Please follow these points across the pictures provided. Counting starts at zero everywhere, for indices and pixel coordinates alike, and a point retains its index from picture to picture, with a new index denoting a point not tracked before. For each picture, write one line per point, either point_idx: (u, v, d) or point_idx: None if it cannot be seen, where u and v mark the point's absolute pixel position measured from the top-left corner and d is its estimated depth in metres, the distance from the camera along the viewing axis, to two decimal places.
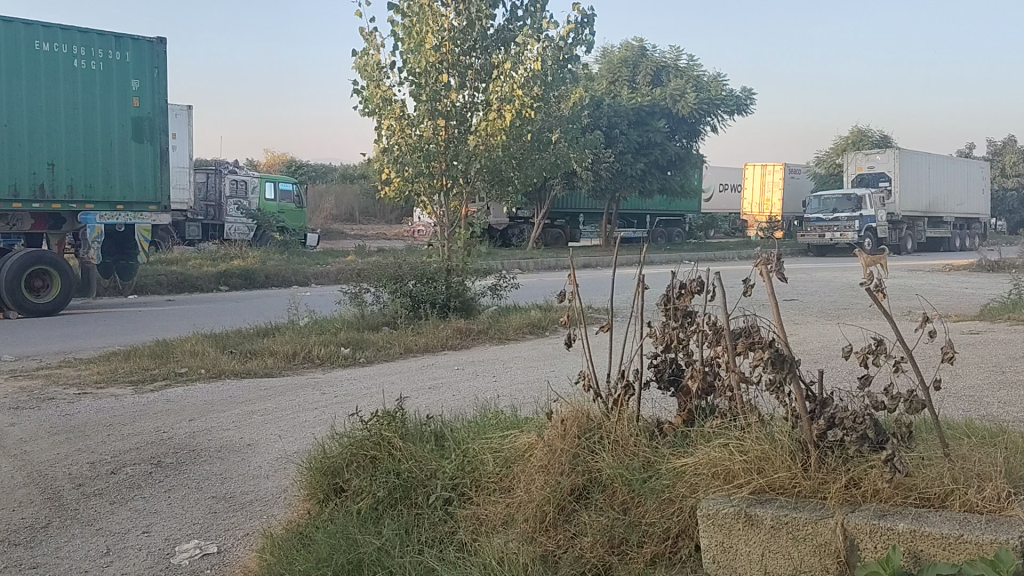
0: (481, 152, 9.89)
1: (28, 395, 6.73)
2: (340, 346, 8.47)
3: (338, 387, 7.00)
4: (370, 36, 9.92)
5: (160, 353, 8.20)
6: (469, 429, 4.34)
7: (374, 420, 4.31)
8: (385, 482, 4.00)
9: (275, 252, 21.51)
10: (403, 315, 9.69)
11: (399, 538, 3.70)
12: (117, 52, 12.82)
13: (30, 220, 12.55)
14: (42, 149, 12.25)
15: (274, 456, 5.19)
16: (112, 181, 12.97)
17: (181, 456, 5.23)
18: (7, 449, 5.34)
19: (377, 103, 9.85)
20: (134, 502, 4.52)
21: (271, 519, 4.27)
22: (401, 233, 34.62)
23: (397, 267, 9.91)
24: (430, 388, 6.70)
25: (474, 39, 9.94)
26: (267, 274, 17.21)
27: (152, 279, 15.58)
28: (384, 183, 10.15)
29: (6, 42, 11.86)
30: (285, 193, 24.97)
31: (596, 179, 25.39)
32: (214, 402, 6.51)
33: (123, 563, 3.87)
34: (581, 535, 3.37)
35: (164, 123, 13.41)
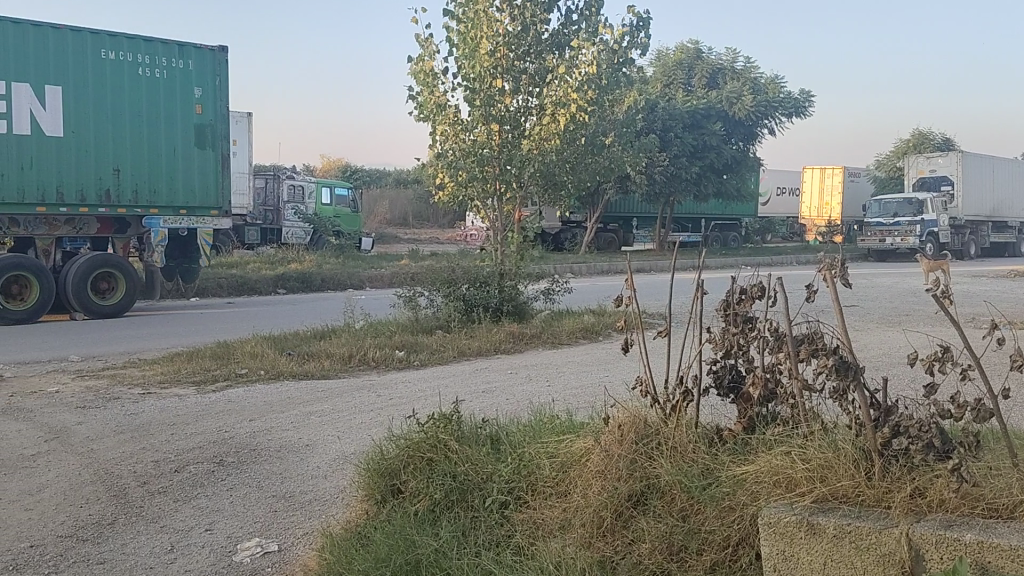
0: (535, 156, 9.92)
1: (94, 395, 6.92)
2: (395, 349, 8.54)
3: (392, 389, 7.07)
4: (425, 42, 10.01)
5: (221, 355, 8.37)
6: (524, 433, 4.35)
7: (431, 422, 4.36)
8: (442, 485, 4.02)
9: (331, 256, 21.81)
10: (456, 319, 9.74)
11: (456, 540, 3.72)
12: (181, 60, 13.15)
13: (96, 224, 12.87)
14: (110, 155, 12.58)
15: (332, 457, 5.27)
16: (175, 186, 13.29)
17: (242, 455, 5.33)
18: (76, 446, 5.50)
19: (431, 110, 9.97)
20: (197, 500, 4.62)
21: (329, 519, 4.33)
22: (454, 237, 34.85)
23: (451, 270, 9.97)
24: (485, 391, 6.74)
25: (528, 44, 9.95)
26: (323, 277, 17.46)
27: (213, 282, 15.92)
28: (438, 188, 10.23)
29: (74, 52, 12.21)
30: (341, 198, 25.28)
31: (650, 183, 25.29)
32: (273, 403, 6.62)
33: (186, 560, 3.95)
34: (638, 542, 3.34)
35: (225, 130, 13.76)
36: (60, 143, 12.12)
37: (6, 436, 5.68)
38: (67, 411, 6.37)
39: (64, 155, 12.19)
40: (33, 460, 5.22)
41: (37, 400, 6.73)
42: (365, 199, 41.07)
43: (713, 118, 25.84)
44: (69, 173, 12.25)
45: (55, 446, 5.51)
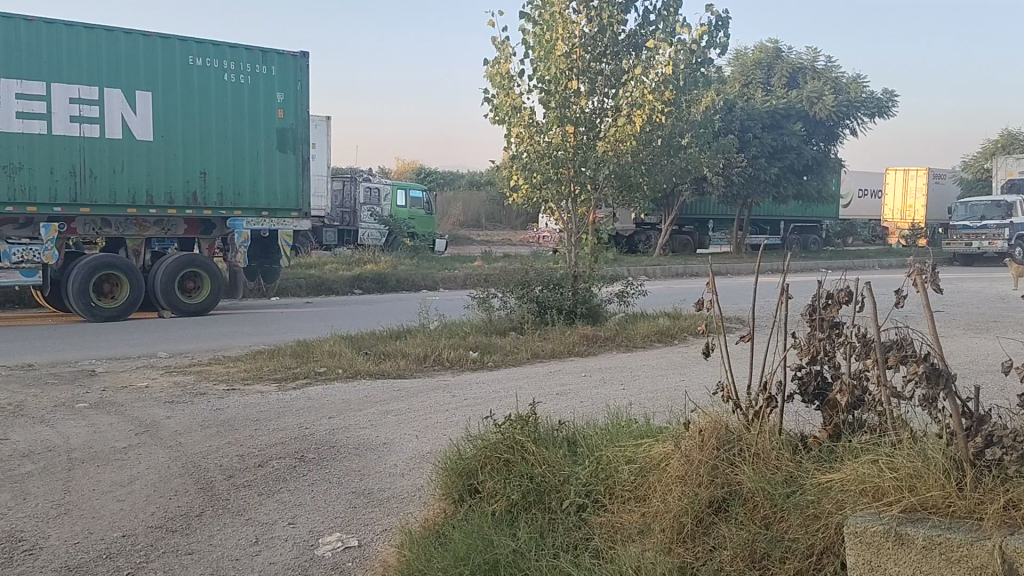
0: (610, 158, 9.90)
1: (182, 391, 7.15)
2: (469, 350, 8.61)
3: (467, 390, 7.13)
4: (501, 45, 10.07)
5: (302, 353, 8.54)
6: (602, 436, 4.34)
7: (508, 424, 4.38)
8: (519, 486, 4.04)
9: (407, 257, 22.09)
10: (530, 320, 9.78)
11: (534, 541, 3.72)
12: (264, 66, 13.50)
13: (183, 225, 13.33)
14: (196, 159, 12.98)
15: (410, 455, 5.34)
16: (258, 188, 13.66)
17: (322, 452, 5.45)
18: (165, 440, 5.69)
19: (507, 112, 10.00)
20: (279, 495, 4.73)
21: (408, 516, 4.40)
22: (526, 239, 34.92)
23: (525, 272, 10.02)
24: (560, 394, 6.74)
25: (605, 45, 9.89)
26: (399, 278, 17.72)
27: (291, 282, 16.30)
28: (513, 190, 10.28)
29: (164, 58, 12.62)
30: (415, 199, 25.52)
31: (728, 184, 24.87)
32: (351, 401, 6.75)
33: (270, 553, 4.05)
34: (719, 548, 3.30)
35: (306, 134, 14.08)
36: (150, 146, 12.54)
37: (99, 429, 5.91)
38: (156, 406, 6.59)
39: (154, 159, 12.60)
40: (124, 453, 5.41)
41: (127, 395, 6.97)
42: (439, 200, 41.36)
43: (793, 118, 25.34)
44: (158, 176, 12.66)
45: (145, 439, 5.70)
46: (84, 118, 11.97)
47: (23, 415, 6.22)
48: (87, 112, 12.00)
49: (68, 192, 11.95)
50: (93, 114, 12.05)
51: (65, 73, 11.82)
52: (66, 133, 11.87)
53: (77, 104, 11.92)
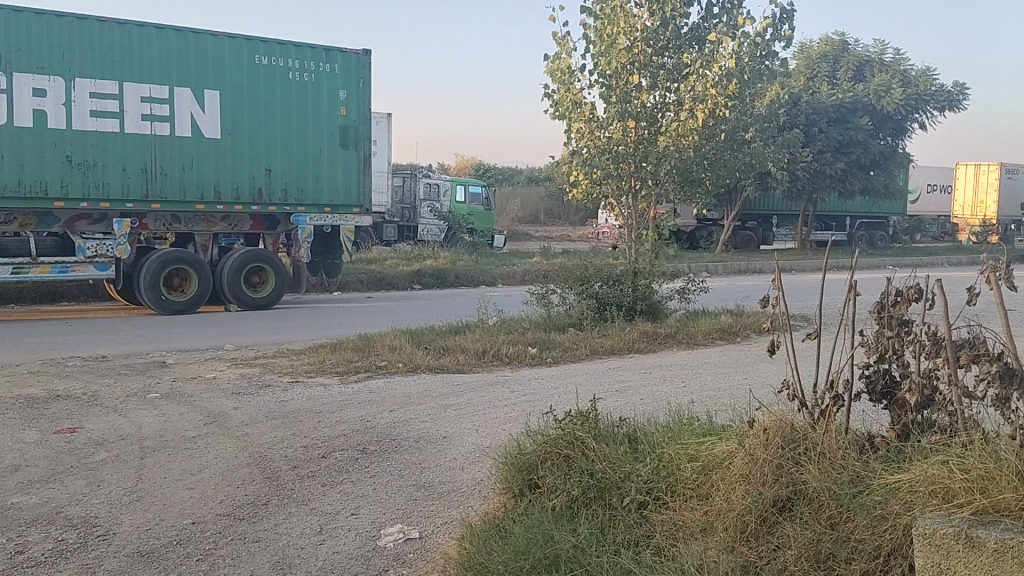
0: (671, 153, 9.80)
1: (248, 382, 7.33)
2: (528, 346, 8.63)
3: (526, 385, 7.16)
4: (562, 40, 10.05)
5: (363, 347, 8.66)
6: (663, 433, 4.33)
7: (568, 420, 4.39)
8: (580, 482, 4.04)
9: (466, 253, 22.22)
10: (589, 317, 9.75)
11: (596, 537, 3.71)
12: (328, 64, 13.70)
13: (248, 221, 13.61)
14: (261, 156, 13.25)
15: (470, 449, 5.39)
16: (321, 184, 13.87)
17: (384, 444, 5.53)
18: (232, 430, 5.84)
19: (567, 107, 9.99)
20: (342, 486, 4.82)
21: (469, 509, 4.45)
22: (585, 235, 34.81)
23: (585, 268, 10.02)
24: (620, 391, 6.71)
25: (667, 39, 9.77)
26: (457, 274, 17.84)
27: (353, 277, 16.56)
28: (572, 185, 10.29)
29: (231, 58, 12.90)
30: (475, 196, 25.40)
31: (792, 180, 24.48)
32: (412, 395, 6.83)
33: (335, 542, 4.13)
34: (784, 548, 3.25)
35: (368, 131, 14.24)
36: (217, 144, 12.83)
37: (169, 418, 6.09)
38: (223, 397, 6.77)
39: (221, 156, 12.89)
40: (194, 442, 5.57)
41: (196, 385, 7.17)
42: (498, 197, 41.44)
43: (860, 112, 24.79)
44: (225, 173, 12.94)
45: (213, 430, 5.86)
46: (154, 117, 12.29)
47: (98, 403, 6.44)
48: (157, 110, 12.32)
49: (139, 188, 12.27)
50: (164, 112, 12.37)
51: (137, 73, 12.16)
52: (138, 131, 12.20)
53: (148, 102, 12.25)
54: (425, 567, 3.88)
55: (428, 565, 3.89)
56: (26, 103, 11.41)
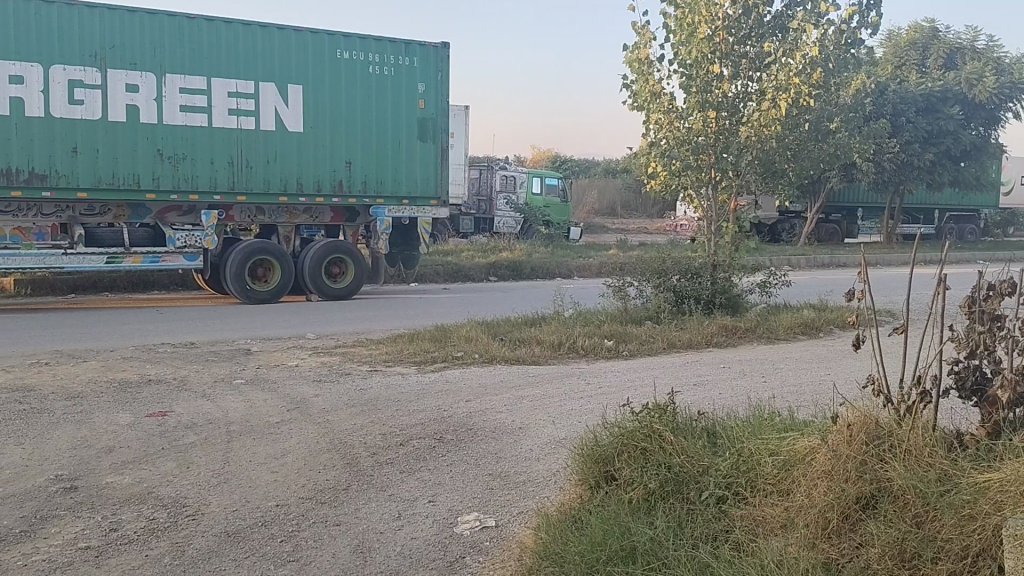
0: (753, 144, 9.57)
1: (328, 370, 7.50)
2: (605, 338, 8.60)
3: (603, 378, 7.14)
4: (642, 30, 9.96)
5: (440, 338, 8.77)
6: (743, 429, 4.29)
7: (646, 412, 4.37)
8: (657, 475, 4.02)
9: (542, 246, 22.25)
10: (667, 310, 9.68)
11: (673, 531, 3.69)
12: (407, 57, 13.87)
13: (329, 213, 13.93)
14: (342, 149, 13.50)
15: (545, 441, 5.42)
16: (399, 177, 14.05)
17: (460, 434, 5.59)
18: (314, 417, 5.99)
19: (646, 98, 9.93)
20: (420, 473, 4.90)
21: (545, 500, 4.48)
22: (663, 228, 34.46)
23: (663, 261, 9.97)
24: (698, 385, 6.66)
25: (749, 27, 9.60)
26: (533, 266, 17.89)
27: (430, 269, 16.75)
28: (650, 177, 10.23)
29: (314, 53, 13.18)
30: (550, 187, 25.55)
31: (878, 171, 23.75)
32: (488, 385, 6.89)
33: (412, 528, 4.21)
34: (867, 546, 3.18)
35: (446, 124, 14.37)
36: (300, 137, 13.11)
37: (254, 404, 6.28)
38: (305, 384, 6.94)
39: (304, 149, 13.18)
40: (278, 427, 5.74)
41: (278, 372, 7.38)
42: (574, 189, 41.31)
43: (950, 102, 23.91)
44: (307, 166, 13.22)
45: (296, 416, 6.01)
46: (241, 111, 12.64)
47: (188, 389, 6.68)
48: (244, 105, 12.66)
49: (226, 181, 12.63)
50: (249, 107, 12.70)
51: (224, 69, 12.51)
52: (224, 125, 12.54)
53: (235, 97, 12.60)
54: (501, 556, 3.91)
55: (504, 554, 3.93)
56: (119, 98, 11.83)
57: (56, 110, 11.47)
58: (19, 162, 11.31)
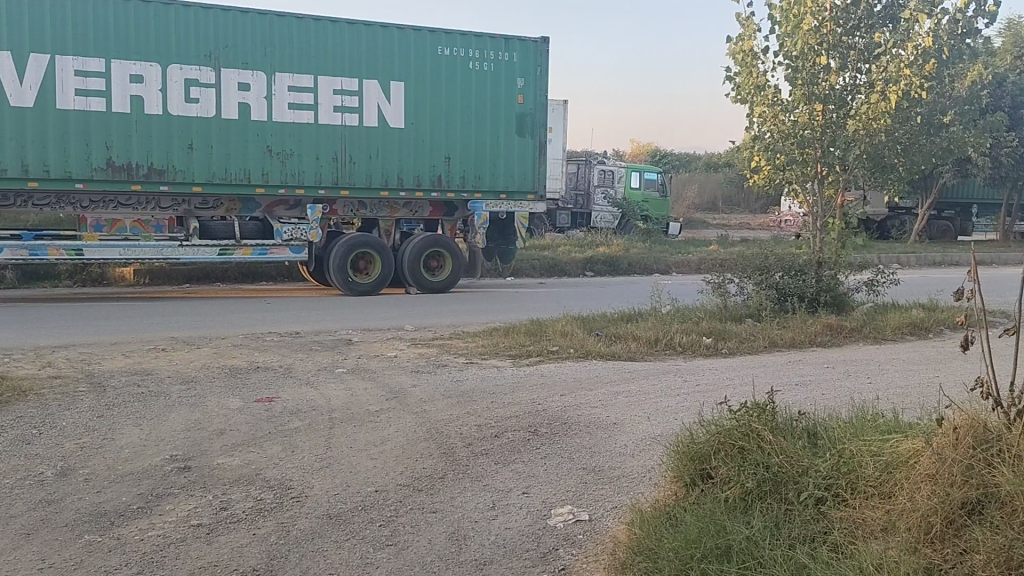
0: (862, 138, 9.34)
1: (427, 361, 7.66)
2: (703, 335, 8.51)
3: (700, 375, 7.07)
4: (746, 21, 9.77)
5: (536, 332, 8.83)
6: (845, 430, 4.21)
7: (744, 412, 4.32)
8: (754, 475, 3.96)
9: (640, 241, 22.09)
10: (769, 308, 9.47)
11: (770, 531, 3.63)
12: (506, 53, 13.97)
13: (428, 208, 14.18)
14: (442, 144, 13.70)
15: (640, 437, 5.41)
16: (497, 171, 14.16)
17: (555, 427, 5.64)
18: (412, 406, 6.13)
19: (750, 91, 9.70)
20: (514, 465, 4.97)
21: (639, 496, 4.49)
22: (765, 224, 33.73)
23: (765, 258, 9.79)
24: (800, 384, 6.53)
25: (858, 17, 9.38)
26: (631, 262, 17.78)
27: (526, 264, 16.87)
28: (753, 171, 10.03)
29: (416, 50, 13.41)
30: (650, 181, 25.38)
31: (995, 167, 22.69)
32: (584, 380, 6.91)
33: (506, 518, 4.28)
34: (972, 551, 3.07)
35: (544, 119, 14.41)
36: (401, 133, 13.38)
37: (355, 392, 6.47)
38: (404, 374, 7.12)
39: (404, 145, 13.43)
40: (378, 415, 5.90)
41: (378, 362, 7.58)
42: (674, 183, 40.83)
43: None
44: (408, 160, 13.48)
45: (394, 405, 6.17)
46: (345, 108, 12.98)
47: (292, 376, 6.94)
48: (348, 102, 13.00)
49: (330, 176, 13.00)
50: (353, 104, 13.03)
51: (330, 67, 12.88)
52: (330, 121, 12.91)
53: (339, 95, 12.95)
54: (594, 550, 3.94)
55: (598, 548, 3.96)
56: (232, 97, 12.31)
57: (173, 108, 12.01)
58: (139, 158, 11.88)
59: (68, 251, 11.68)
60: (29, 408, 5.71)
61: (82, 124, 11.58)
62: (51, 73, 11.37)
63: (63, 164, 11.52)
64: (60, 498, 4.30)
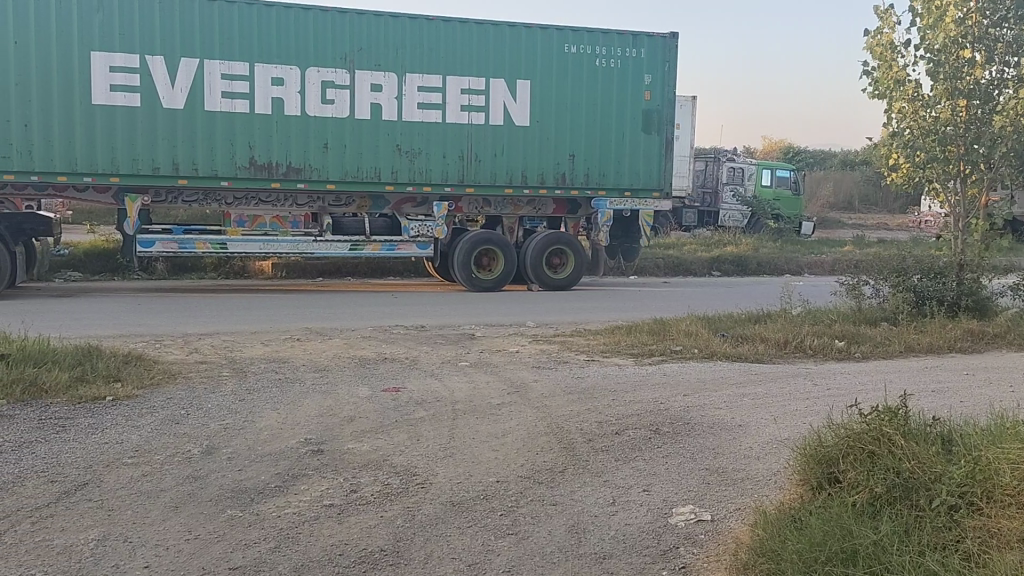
0: (1010, 134, 8.74)
1: (548, 357, 7.75)
2: (835, 338, 8.27)
3: (830, 379, 6.87)
4: (885, 14, 9.41)
5: (659, 331, 8.78)
6: (982, 437, 4.04)
7: (875, 415, 4.20)
8: (884, 480, 3.84)
9: (770, 240, 21.54)
10: (906, 311, 9.10)
11: (899, 537, 3.52)
12: (634, 49, 13.91)
13: (551, 205, 14.27)
14: (567, 142, 13.76)
15: (766, 440, 5.32)
16: (622, 169, 14.10)
17: (677, 427, 5.61)
18: (533, 401, 6.22)
19: (889, 86, 9.31)
20: (636, 462, 4.99)
21: (762, 498, 4.43)
22: (905, 224, 32.26)
23: (903, 260, 9.50)
24: (937, 389, 6.27)
25: (1008, 7, 8.80)
26: (760, 261, 17.38)
27: (650, 262, 16.76)
28: (892, 169, 9.63)
29: (543, 48, 13.52)
30: (783, 180, 24.66)
31: None
32: (709, 381, 6.83)
33: (627, 514, 4.30)
34: None
35: (671, 115, 14.27)
36: (526, 131, 13.52)
37: (479, 385, 6.62)
38: (525, 369, 7.22)
39: (529, 143, 13.57)
40: (500, 408, 6.02)
41: (501, 357, 7.72)
42: (808, 180, 39.60)
43: None
44: (532, 158, 13.61)
45: (516, 398, 6.28)
46: (472, 107, 13.22)
47: (418, 367, 7.16)
48: (475, 101, 13.23)
49: (456, 174, 13.28)
50: (480, 103, 13.27)
51: (458, 67, 13.15)
52: (457, 120, 13.19)
53: (467, 94, 13.20)
54: (716, 550, 3.92)
55: (719, 548, 3.93)
56: (365, 97, 12.75)
57: (310, 109, 12.53)
58: (278, 157, 12.48)
59: (213, 245, 12.41)
60: (178, 390, 6.13)
61: (227, 125, 12.24)
62: (199, 76, 12.05)
63: (209, 163, 12.22)
64: (206, 474, 4.61)
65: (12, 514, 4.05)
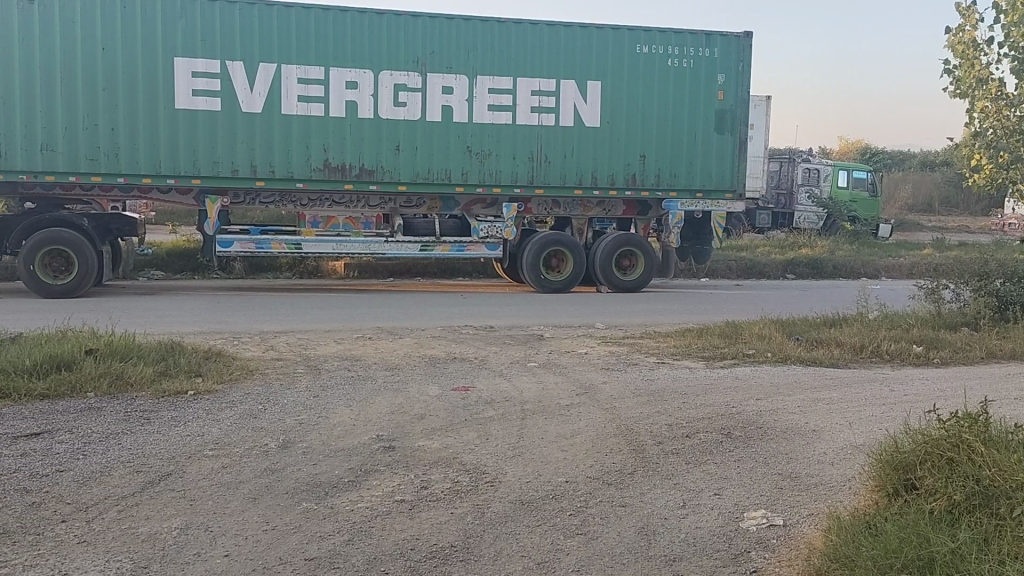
0: None
1: (617, 359, 7.73)
2: (913, 344, 8.08)
3: (908, 385, 6.70)
4: (968, 12, 9.14)
5: (730, 334, 8.68)
6: None
7: (954, 422, 4.10)
8: (963, 487, 3.74)
9: (846, 243, 21.08)
10: (987, 315, 8.83)
11: (978, 545, 3.44)
12: (707, 49, 13.77)
13: (621, 206, 14.21)
14: (637, 143, 13.69)
15: (841, 445, 5.23)
16: (694, 170, 13.97)
17: (749, 431, 5.54)
18: (602, 402, 6.22)
19: (970, 84, 8.60)
20: (707, 465, 4.95)
21: (837, 504, 4.35)
22: (989, 227, 31.22)
23: (986, 263, 9.25)
24: (1020, 397, 6.07)
25: None
26: (835, 265, 17.02)
27: (722, 264, 16.57)
28: (975, 170, 9.01)
29: (614, 48, 13.48)
30: (859, 181, 24.21)
31: None
32: (782, 385, 6.72)
33: (697, 517, 4.27)
34: None
35: (745, 115, 14.08)
36: (597, 132, 13.50)
37: (548, 386, 6.65)
38: (593, 371, 7.22)
39: (600, 144, 13.55)
40: (569, 409, 6.04)
41: (570, 358, 7.73)
42: (885, 182, 38.66)
43: None
44: (602, 159, 13.58)
45: (585, 399, 6.29)
46: (543, 108, 13.26)
47: (487, 367, 7.23)
48: (546, 102, 13.27)
49: (526, 175, 13.34)
50: (551, 104, 13.30)
51: (529, 69, 13.19)
52: (528, 121, 13.24)
53: (538, 95, 13.24)
54: (788, 554, 3.87)
55: (791, 553, 3.88)
56: (437, 100, 12.90)
57: (383, 112, 12.73)
58: (351, 159, 12.71)
59: (288, 245, 12.76)
60: (256, 385, 6.31)
61: (303, 127, 12.52)
62: (276, 81, 12.36)
63: (285, 165, 12.52)
64: (282, 467, 4.74)
65: (101, 501, 4.23)
